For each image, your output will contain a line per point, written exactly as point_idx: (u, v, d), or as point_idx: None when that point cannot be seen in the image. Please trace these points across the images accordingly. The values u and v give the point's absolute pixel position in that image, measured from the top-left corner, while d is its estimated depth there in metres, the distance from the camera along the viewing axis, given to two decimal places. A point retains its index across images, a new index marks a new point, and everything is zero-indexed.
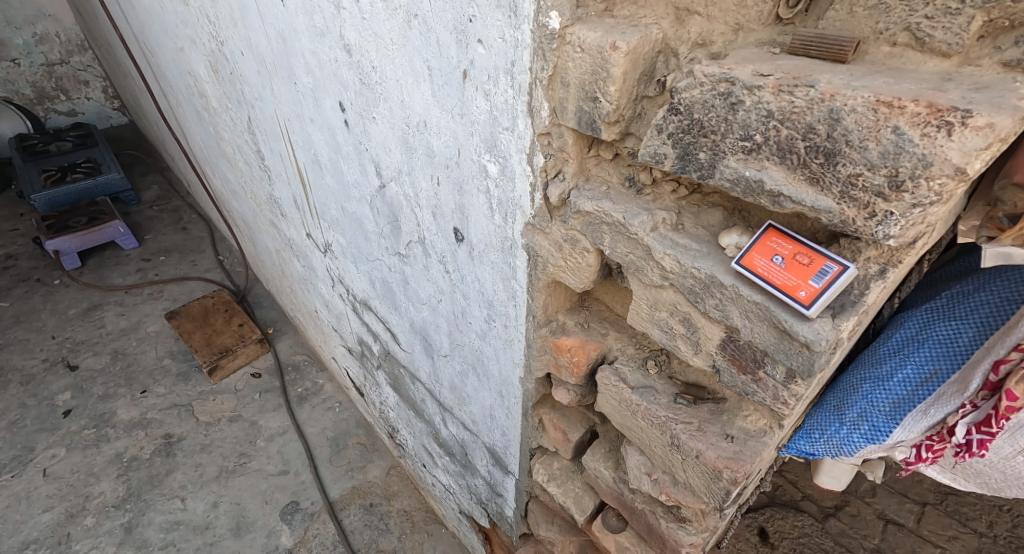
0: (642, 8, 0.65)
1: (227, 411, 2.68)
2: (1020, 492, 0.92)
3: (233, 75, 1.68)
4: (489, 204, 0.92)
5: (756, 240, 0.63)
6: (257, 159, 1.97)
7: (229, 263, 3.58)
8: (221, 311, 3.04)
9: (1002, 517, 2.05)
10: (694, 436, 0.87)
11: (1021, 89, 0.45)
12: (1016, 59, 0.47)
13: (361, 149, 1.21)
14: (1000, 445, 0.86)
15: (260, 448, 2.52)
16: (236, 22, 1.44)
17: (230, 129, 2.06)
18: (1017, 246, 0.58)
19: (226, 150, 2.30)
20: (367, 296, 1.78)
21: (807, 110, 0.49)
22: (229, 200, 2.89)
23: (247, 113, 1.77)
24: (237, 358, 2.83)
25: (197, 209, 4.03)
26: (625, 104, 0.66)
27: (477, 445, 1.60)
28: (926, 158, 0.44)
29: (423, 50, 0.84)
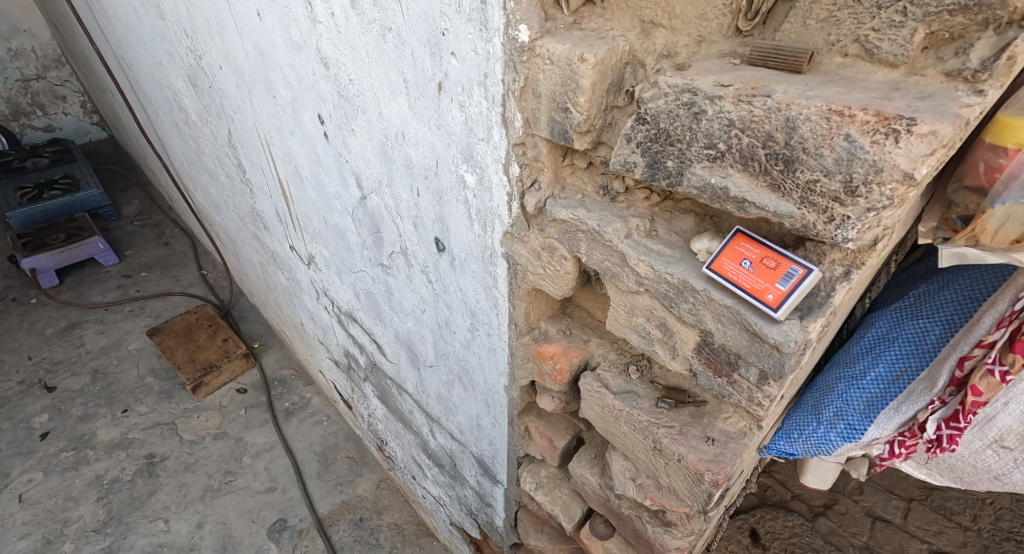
0: (610, 21, 0.66)
1: (211, 428, 2.63)
2: (994, 485, 0.94)
3: (213, 89, 1.68)
4: (468, 214, 0.93)
5: (723, 244, 0.65)
6: (238, 172, 1.96)
7: (212, 277, 3.54)
8: (204, 327, 3.00)
9: (985, 510, 2.09)
10: (675, 440, 0.88)
11: (963, 98, 0.47)
12: (957, 68, 0.48)
13: (341, 161, 1.21)
14: (970, 439, 0.88)
15: (246, 465, 2.48)
16: (213, 35, 1.44)
17: (210, 142, 2.05)
18: (970, 245, 0.60)
19: (207, 164, 2.28)
20: (352, 308, 1.77)
21: (766, 119, 0.50)
22: (211, 214, 2.86)
23: (227, 126, 1.76)
24: (222, 375, 2.80)
25: (179, 223, 3.98)
26: (595, 114, 0.67)
27: (465, 455, 1.59)
28: (877, 165, 0.45)
29: (399, 63, 0.84)
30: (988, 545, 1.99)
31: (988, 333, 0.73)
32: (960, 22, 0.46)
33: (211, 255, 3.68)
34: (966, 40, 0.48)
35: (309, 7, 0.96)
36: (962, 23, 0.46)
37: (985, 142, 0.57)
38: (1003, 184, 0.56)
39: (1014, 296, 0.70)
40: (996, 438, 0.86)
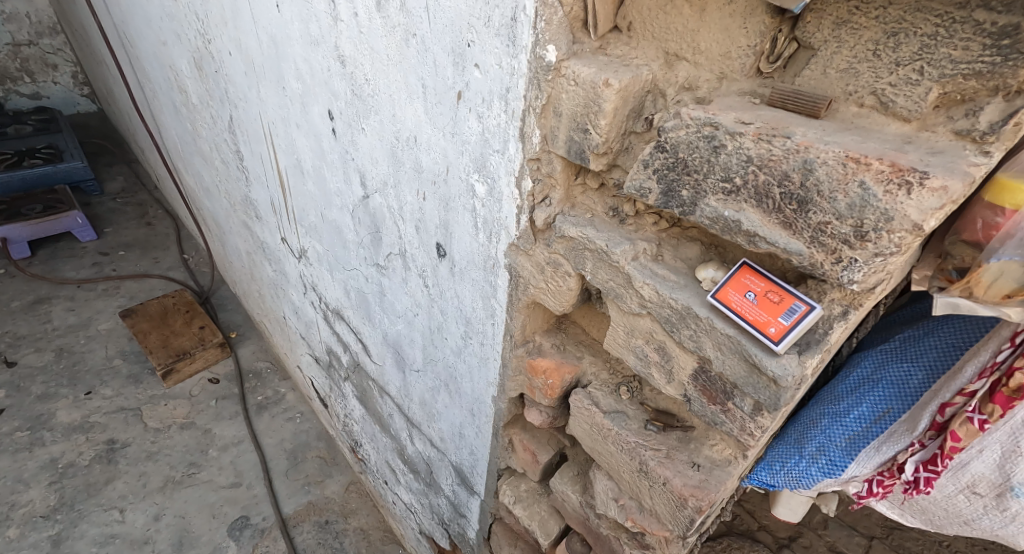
0: (634, 49, 0.68)
1: (178, 417, 2.59)
2: (962, 530, 0.96)
3: (219, 74, 1.68)
4: (474, 223, 0.94)
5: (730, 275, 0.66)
6: (236, 159, 1.96)
7: (194, 262, 3.51)
8: (181, 312, 2.96)
9: (941, 552, 2.05)
10: (662, 463, 0.89)
11: (971, 157, 0.49)
12: (967, 129, 0.50)
13: (348, 159, 1.22)
14: (944, 483, 0.89)
15: (211, 458, 2.44)
16: (226, 22, 1.44)
17: (209, 127, 2.05)
18: (963, 296, 0.62)
19: (203, 148, 2.28)
20: (340, 305, 1.77)
21: (783, 158, 0.52)
22: (201, 199, 2.85)
23: (230, 112, 1.77)
24: (195, 362, 2.76)
25: (164, 204, 3.94)
26: (614, 137, 0.69)
27: (443, 463, 1.59)
28: (888, 213, 0.47)
29: (419, 68, 0.86)
30: None
31: (970, 382, 0.75)
32: (973, 86, 0.49)
33: (194, 239, 3.65)
34: (976, 104, 0.50)
35: (333, 4, 0.98)
36: (974, 87, 0.49)
37: (984, 200, 0.60)
38: (999, 241, 0.58)
39: (998, 348, 0.73)
40: (968, 484, 0.87)
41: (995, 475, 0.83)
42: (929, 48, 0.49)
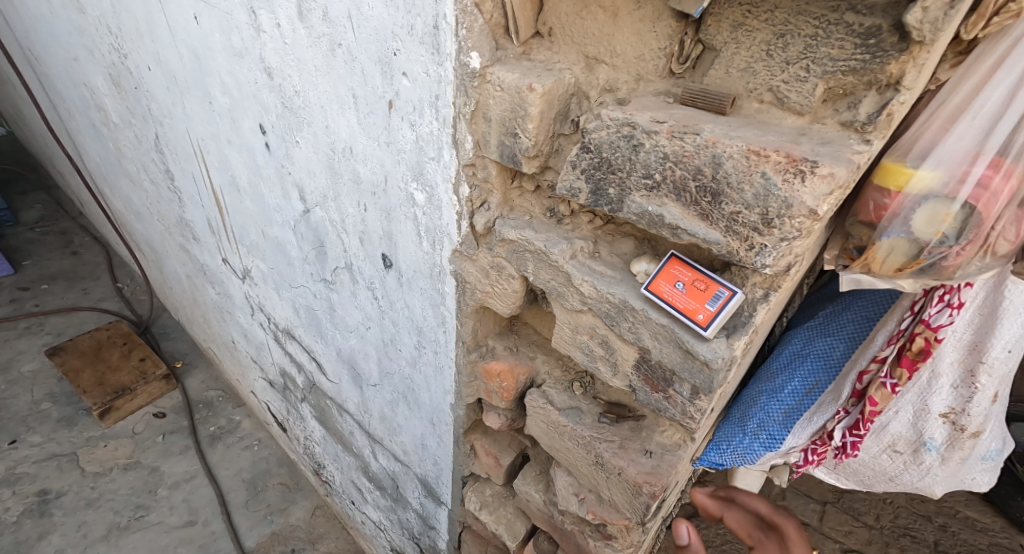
0: (556, 54, 0.71)
1: (121, 458, 2.45)
2: (887, 485, 1.11)
3: (140, 90, 1.60)
4: (417, 231, 0.94)
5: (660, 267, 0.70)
6: (165, 179, 1.87)
7: (127, 290, 3.32)
8: (117, 345, 2.80)
9: (886, 509, 2.14)
10: (616, 454, 0.91)
11: (855, 146, 0.54)
12: (851, 120, 0.55)
13: (284, 173, 1.20)
14: (869, 446, 1.03)
15: (161, 497, 2.31)
16: (141, 35, 1.38)
17: (133, 146, 1.95)
18: (864, 273, 0.68)
19: (128, 169, 2.17)
20: (290, 325, 1.72)
21: (695, 154, 0.55)
22: (131, 222, 2.70)
23: (154, 130, 1.69)
24: (137, 398, 2.61)
25: (90, 231, 3.71)
26: (543, 140, 0.71)
27: (409, 477, 1.57)
28: (788, 201, 0.51)
29: (348, 78, 0.85)
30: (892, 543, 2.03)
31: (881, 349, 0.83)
32: (851, 81, 0.53)
33: (126, 265, 3.46)
34: (855, 97, 0.55)
35: (253, 16, 0.96)
36: (852, 82, 0.53)
37: (873, 183, 0.65)
38: (887, 220, 0.64)
39: (900, 317, 0.80)
40: (889, 443, 1.02)
41: (910, 432, 0.98)
42: (812, 47, 0.54)
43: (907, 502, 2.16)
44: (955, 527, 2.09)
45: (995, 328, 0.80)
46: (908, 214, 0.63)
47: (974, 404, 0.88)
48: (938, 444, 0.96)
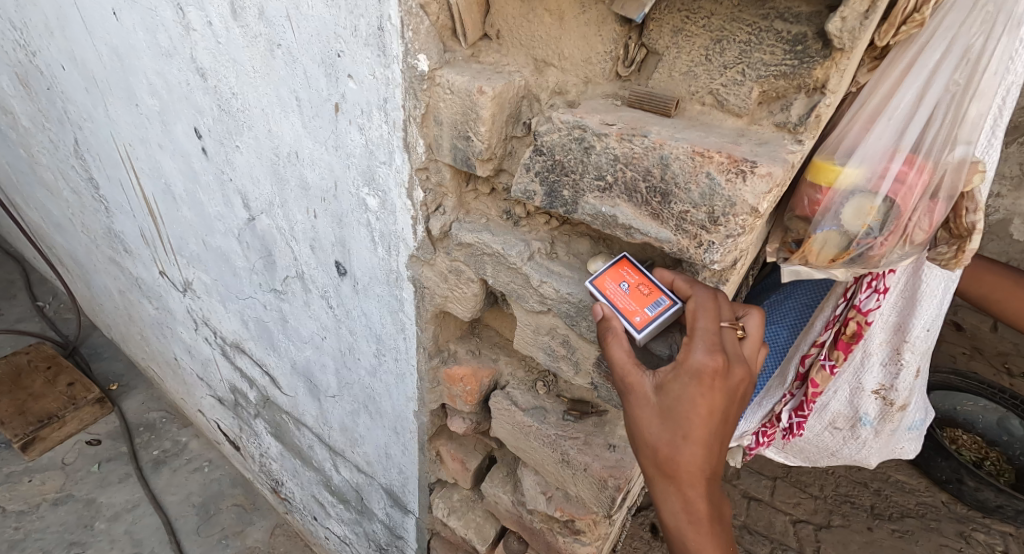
0: (505, 57, 0.72)
1: (49, 493, 2.29)
2: (831, 461, 1.18)
3: (52, 91, 1.50)
4: (371, 237, 0.92)
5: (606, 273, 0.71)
6: (90, 188, 1.77)
7: (53, 309, 3.12)
8: (41, 370, 2.62)
9: (829, 479, 2.20)
10: (581, 450, 0.94)
11: (789, 146, 0.57)
12: (784, 121, 0.58)
13: (224, 180, 1.15)
14: (813, 424, 1.10)
15: (98, 531, 2.18)
16: (52, 32, 1.29)
17: (50, 153, 1.82)
18: (802, 265, 0.73)
19: (45, 178, 2.03)
20: (239, 338, 1.65)
21: (644, 155, 0.57)
22: (50, 234, 2.52)
23: (73, 134, 1.59)
24: (67, 425, 2.44)
25: (4, 247, 3.44)
26: (496, 143, 0.71)
27: (373, 487, 1.54)
28: (732, 199, 0.54)
29: (289, 80, 0.83)
30: (835, 511, 2.08)
31: (819, 336, 0.96)
32: (784, 85, 0.56)
33: (50, 283, 3.24)
34: (787, 100, 0.58)
35: (181, 13, 0.92)
36: (785, 86, 0.56)
37: (807, 180, 0.69)
38: (820, 215, 0.68)
39: (835, 305, 0.93)
40: (830, 421, 1.08)
41: (848, 409, 1.04)
42: (746, 53, 0.56)
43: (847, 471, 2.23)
44: (889, 491, 2.16)
45: (915, 309, 0.87)
46: (838, 209, 0.67)
47: (900, 380, 0.95)
48: (872, 419, 1.02)
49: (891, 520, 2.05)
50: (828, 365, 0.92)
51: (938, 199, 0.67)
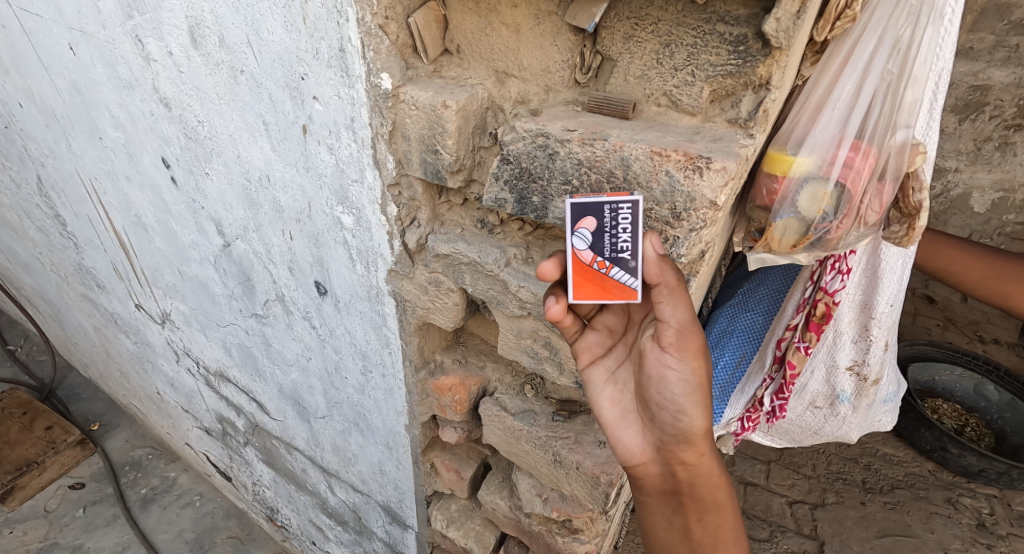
0: (467, 71, 0.73)
1: (34, 542, 2.22)
2: (814, 439, 1.22)
3: (10, 129, 1.48)
4: (349, 254, 0.93)
5: (605, 206, 0.58)
6: (56, 226, 1.74)
7: (24, 352, 3.04)
8: (17, 415, 2.55)
9: (820, 458, 2.24)
10: (572, 449, 0.95)
11: (742, 140, 0.60)
12: (736, 117, 0.61)
13: (196, 208, 1.15)
14: (794, 405, 1.13)
15: None
16: (7, 70, 1.27)
17: (13, 193, 1.79)
18: (766, 253, 0.75)
19: (8, 219, 1.99)
20: (222, 366, 1.64)
21: (606, 158, 0.59)
22: (17, 275, 2.45)
23: (35, 172, 1.57)
24: (47, 471, 2.38)
25: None
26: (465, 154, 0.72)
27: (370, 506, 1.53)
28: (691, 195, 0.56)
29: (255, 105, 0.84)
30: (830, 489, 2.12)
31: (792, 319, 0.99)
32: (732, 82, 0.59)
33: (20, 325, 3.16)
34: (737, 96, 0.61)
35: (140, 44, 0.92)
36: (733, 83, 0.59)
37: (765, 171, 0.73)
38: (778, 204, 0.71)
39: (803, 288, 0.96)
40: (810, 400, 1.12)
41: (826, 388, 1.08)
42: (694, 55, 0.59)
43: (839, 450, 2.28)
44: (875, 464, 2.22)
45: (878, 287, 0.90)
46: (794, 196, 0.70)
47: (871, 354, 0.98)
48: (849, 395, 1.06)
49: (883, 493, 2.10)
50: (803, 346, 0.96)
51: (885, 181, 0.70)
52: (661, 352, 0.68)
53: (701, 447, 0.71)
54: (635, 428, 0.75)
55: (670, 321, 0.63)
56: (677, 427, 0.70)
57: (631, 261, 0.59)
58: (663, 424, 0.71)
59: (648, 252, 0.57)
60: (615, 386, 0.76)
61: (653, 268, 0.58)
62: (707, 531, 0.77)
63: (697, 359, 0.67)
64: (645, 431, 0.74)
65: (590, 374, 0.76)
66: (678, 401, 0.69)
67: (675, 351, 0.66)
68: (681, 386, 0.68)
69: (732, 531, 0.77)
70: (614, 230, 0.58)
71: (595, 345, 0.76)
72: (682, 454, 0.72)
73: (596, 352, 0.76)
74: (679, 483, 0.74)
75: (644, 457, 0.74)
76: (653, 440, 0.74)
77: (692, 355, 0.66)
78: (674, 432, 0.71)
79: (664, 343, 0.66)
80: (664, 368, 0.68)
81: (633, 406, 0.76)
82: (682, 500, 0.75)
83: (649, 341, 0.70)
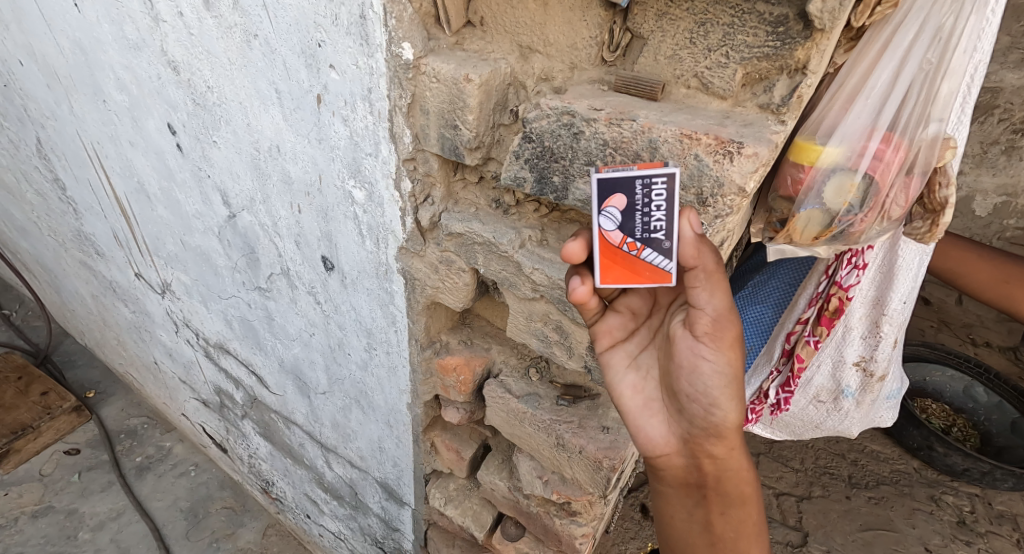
0: (490, 44, 0.72)
1: (29, 505, 2.25)
2: (815, 433, 1.22)
3: (10, 89, 1.45)
4: (358, 230, 0.92)
5: (636, 181, 0.56)
6: (56, 190, 1.72)
7: (21, 317, 3.04)
8: (13, 380, 2.56)
9: (808, 453, 2.25)
10: (576, 433, 0.95)
11: (773, 126, 0.59)
12: (767, 103, 0.60)
13: (202, 176, 1.14)
14: (798, 399, 1.13)
15: (83, 541, 2.15)
16: (9, 27, 1.25)
17: (11, 155, 1.77)
18: (786, 243, 0.75)
19: (6, 181, 1.97)
20: (222, 338, 1.64)
21: (633, 139, 0.58)
22: (15, 239, 2.44)
23: (36, 134, 1.55)
24: (43, 436, 2.40)
25: None
26: (484, 131, 0.71)
27: (367, 482, 1.54)
28: (720, 180, 0.55)
29: (269, 72, 0.82)
30: (815, 483, 2.13)
31: (803, 312, 0.99)
32: (767, 66, 0.58)
33: (16, 290, 3.16)
34: (770, 81, 0.60)
35: (150, 4, 0.90)
36: (767, 67, 0.58)
37: (789, 160, 0.71)
38: (803, 194, 0.71)
39: (818, 282, 0.95)
40: (815, 394, 1.11)
41: (830, 383, 1.07)
42: (730, 35, 0.57)
43: (826, 444, 2.28)
44: (865, 461, 2.24)
45: (892, 285, 0.90)
46: (819, 188, 0.69)
47: (879, 351, 0.98)
48: (853, 390, 1.06)
49: (868, 488, 2.12)
50: (813, 340, 0.95)
51: (913, 175, 0.69)
52: (695, 341, 0.67)
53: (732, 442, 0.72)
54: (659, 418, 0.75)
55: (706, 307, 0.63)
56: (708, 421, 0.70)
57: (665, 242, 0.57)
58: (693, 417, 0.71)
59: (686, 230, 0.56)
60: (637, 372, 0.76)
61: (690, 248, 0.57)
62: (729, 524, 0.78)
63: (733, 351, 0.66)
64: (671, 423, 0.75)
65: (610, 357, 0.76)
66: (711, 393, 0.68)
67: (710, 342, 0.66)
68: (715, 378, 0.67)
69: (754, 523, 0.79)
70: (646, 207, 0.56)
71: (616, 328, 0.75)
72: (711, 448, 0.72)
73: (617, 336, 0.75)
74: (705, 476, 0.75)
75: (669, 450, 0.75)
76: (680, 432, 0.74)
77: (727, 347, 0.66)
78: (705, 425, 0.71)
79: (699, 332, 0.66)
80: (697, 358, 0.67)
81: (656, 395, 0.75)
82: (705, 493, 0.77)
83: (680, 328, 0.69)
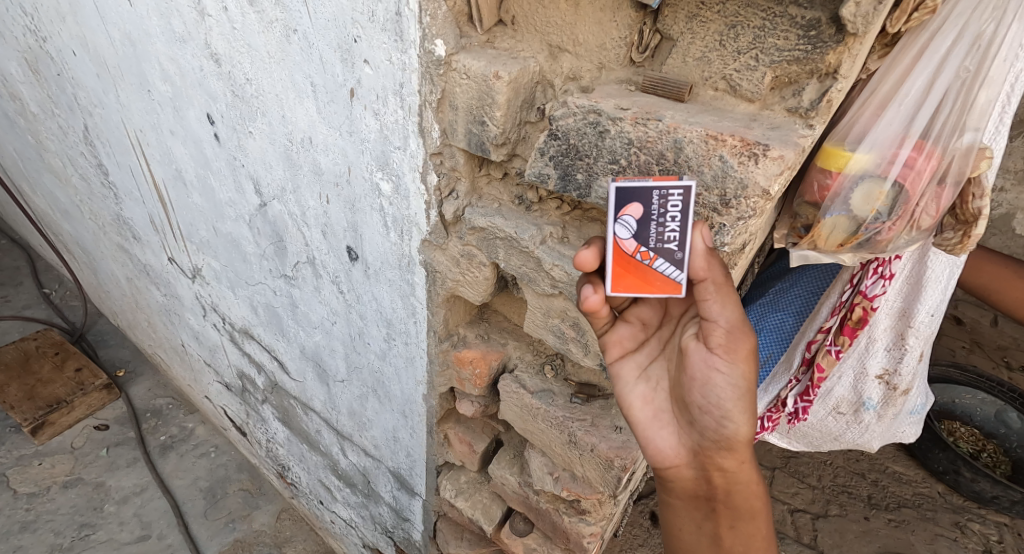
0: (520, 43, 0.73)
1: (59, 476, 2.34)
2: (833, 445, 1.20)
3: (60, 77, 1.52)
4: (383, 222, 0.94)
5: (653, 192, 0.57)
6: (98, 175, 1.79)
7: (58, 296, 3.17)
8: (49, 355, 2.67)
9: (827, 470, 2.21)
10: (588, 432, 0.96)
11: (800, 130, 0.59)
12: (796, 107, 0.60)
13: (236, 165, 1.17)
14: (817, 410, 1.11)
15: (108, 514, 2.22)
16: (63, 17, 1.30)
17: (58, 139, 1.85)
18: (810, 249, 0.75)
19: (52, 164, 2.05)
20: (247, 324, 1.68)
21: (658, 139, 0.59)
22: (57, 221, 2.55)
23: (82, 120, 1.61)
24: (75, 410, 2.49)
25: (9, 235, 3.50)
26: (510, 128, 0.72)
27: (381, 471, 1.57)
28: (744, 181, 0.56)
29: (305, 66, 0.84)
30: (832, 501, 2.09)
31: (825, 322, 0.98)
32: (796, 70, 0.58)
33: (55, 270, 3.29)
34: (799, 85, 0.60)
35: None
36: (797, 71, 0.58)
37: (817, 166, 0.70)
38: (829, 200, 0.70)
39: (842, 290, 0.94)
40: (835, 406, 1.10)
41: (851, 394, 1.06)
42: (760, 38, 0.57)
43: (845, 462, 2.24)
44: (886, 482, 2.19)
45: (920, 296, 0.88)
46: (847, 194, 0.68)
47: (903, 364, 0.96)
48: (875, 403, 1.04)
49: (888, 510, 2.07)
50: (834, 350, 0.94)
51: (945, 185, 0.69)
52: (708, 353, 0.67)
53: (742, 455, 0.71)
54: (669, 429, 0.76)
55: (718, 319, 0.63)
56: (719, 433, 0.70)
57: (677, 253, 0.59)
58: (704, 428, 0.71)
59: (697, 243, 0.58)
60: (648, 383, 0.77)
61: (701, 261, 0.59)
62: (739, 539, 0.77)
63: (747, 364, 0.66)
64: (680, 433, 0.75)
65: (620, 368, 0.76)
66: (724, 406, 0.68)
67: (724, 353, 0.66)
68: (729, 391, 0.67)
69: (764, 539, 0.78)
70: (661, 217, 0.57)
71: (627, 338, 0.76)
72: (722, 460, 0.72)
73: (627, 346, 0.76)
74: (714, 489, 0.75)
75: (679, 461, 0.75)
76: (690, 444, 0.74)
77: (742, 359, 0.66)
78: (716, 437, 0.70)
79: (712, 344, 0.66)
80: (710, 370, 0.67)
81: (666, 406, 0.76)
82: (714, 506, 0.76)
83: (693, 341, 0.69)
